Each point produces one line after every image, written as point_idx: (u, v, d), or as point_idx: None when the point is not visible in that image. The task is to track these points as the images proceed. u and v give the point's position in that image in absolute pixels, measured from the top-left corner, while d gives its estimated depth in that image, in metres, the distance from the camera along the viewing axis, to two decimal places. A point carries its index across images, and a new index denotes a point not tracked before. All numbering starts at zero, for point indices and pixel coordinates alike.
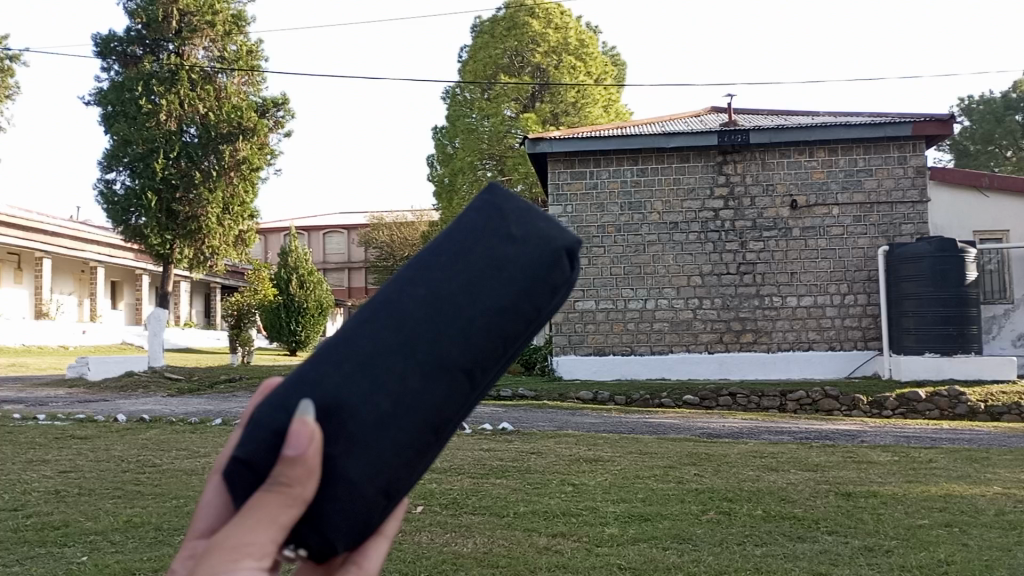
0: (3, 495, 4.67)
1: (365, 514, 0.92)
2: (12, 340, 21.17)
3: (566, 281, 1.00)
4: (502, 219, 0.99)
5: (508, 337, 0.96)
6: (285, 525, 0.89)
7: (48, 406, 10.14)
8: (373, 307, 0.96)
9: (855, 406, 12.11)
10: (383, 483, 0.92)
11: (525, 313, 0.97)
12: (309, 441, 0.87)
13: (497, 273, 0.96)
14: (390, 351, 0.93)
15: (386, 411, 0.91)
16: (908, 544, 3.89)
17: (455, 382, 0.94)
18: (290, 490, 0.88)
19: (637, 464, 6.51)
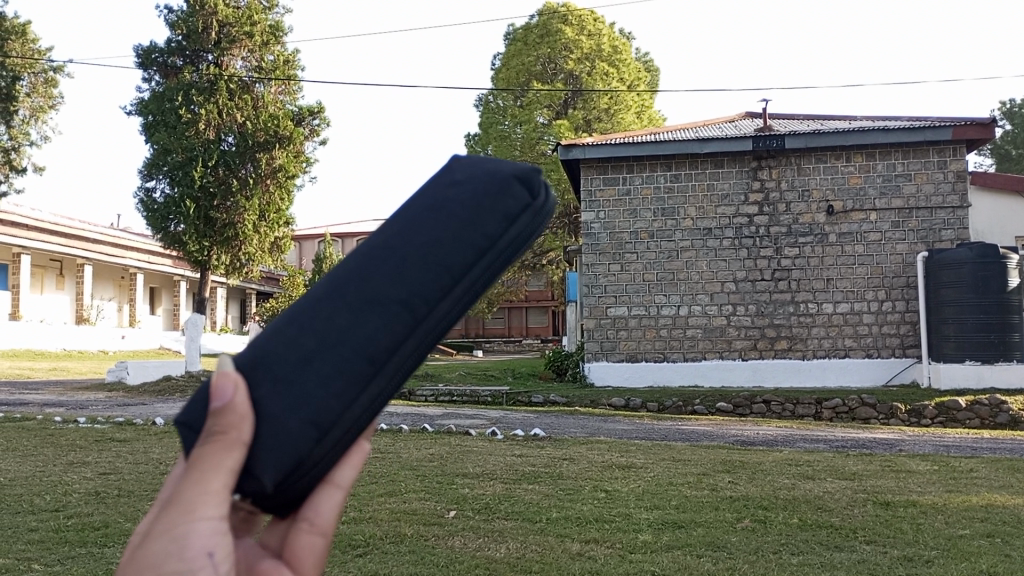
0: (44, 497, 4.76)
1: (296, 444, 1.12)
2: (53, 345, 21.63)
3: (514, 212, 1.25)
4: (443, 179, 1.29)
5: (442, 265, 1.21)
6: (231, 469, 1.11)
7: (89, 409, 10.35)
8: (336, 266, 1.27)
9: (893, 415, 11.90)
10: (306, 414, 1.13)
11: (468, 242, 1.22)
12: (235, 391, 1.12)
13: (429, 220, 1.24)
14: (335, 292, 1.21)
15: (317, 348, 1.16)
16: (948, 554, 3.81)
17: (392, 311, 1.19)
18: (227, 435, 1.10)
19: (670, 471, 6.46)
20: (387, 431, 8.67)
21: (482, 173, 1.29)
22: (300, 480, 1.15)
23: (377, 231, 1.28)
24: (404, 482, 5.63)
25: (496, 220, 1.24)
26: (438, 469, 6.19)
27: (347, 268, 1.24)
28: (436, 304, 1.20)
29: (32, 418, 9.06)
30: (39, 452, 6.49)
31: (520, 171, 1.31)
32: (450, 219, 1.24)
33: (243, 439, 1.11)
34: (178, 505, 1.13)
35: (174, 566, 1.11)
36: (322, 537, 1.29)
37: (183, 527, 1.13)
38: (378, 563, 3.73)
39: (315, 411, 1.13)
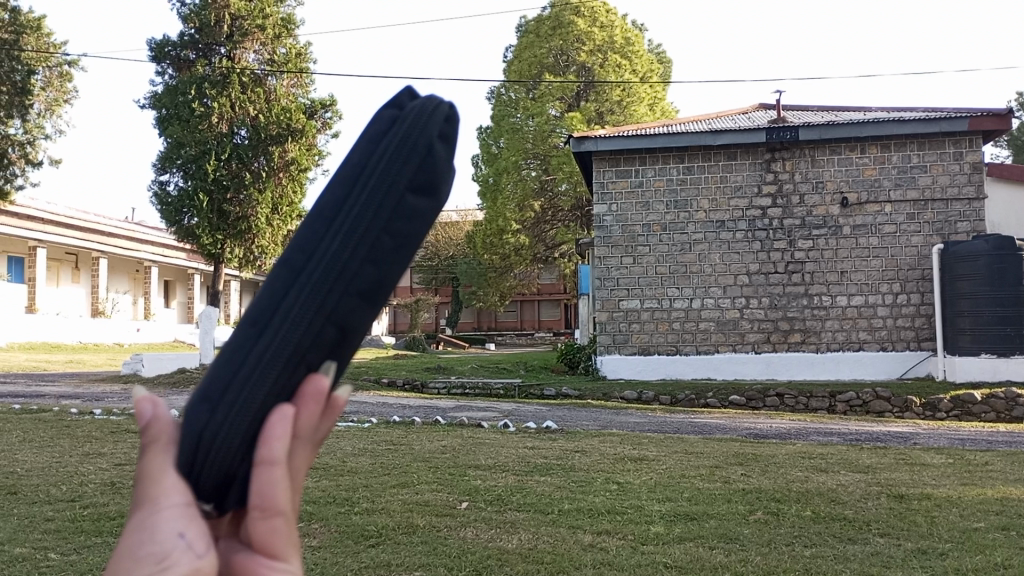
0: (60, 487, 4.81)
1: (197, 429, 0.83)
2: (69, 337, 21.80)
3: (396, 122, 0.90)
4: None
5: (316, 212, 0.90)
6: (163, 463, 0.84)
7: (104, 401, 10.44)
8: None
9: (908, 408, 11.87)
10: (200, 391, 0.85)
11: (342, 180, 0.90)
12: (151, 406, 0.89)
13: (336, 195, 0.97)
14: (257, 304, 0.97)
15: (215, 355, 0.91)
16: (963, 547, 3.79)
17: (273, 279, 0.89)
18: (154, 440, 0.85)
19: (683, 464, 6.45)
20: (399, 423, 8.69)
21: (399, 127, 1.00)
22: (218, 458, 0.83)
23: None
24: (417, 474, 5.65)
25: (368, 142, 0.91)
26: (451, 461, 6.19)
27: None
28: (313, 248, 0.87)
29: (49, 409, 9.15)
30: (55, 443, 6.55)
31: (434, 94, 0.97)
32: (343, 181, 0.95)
33: (169, 438, 0.86)
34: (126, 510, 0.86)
35: (143, 556, 0.83)
36: (286, 519, 0.88)
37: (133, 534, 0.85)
38: (390, 554, 3.75)
39: (209, 382, 0.85)
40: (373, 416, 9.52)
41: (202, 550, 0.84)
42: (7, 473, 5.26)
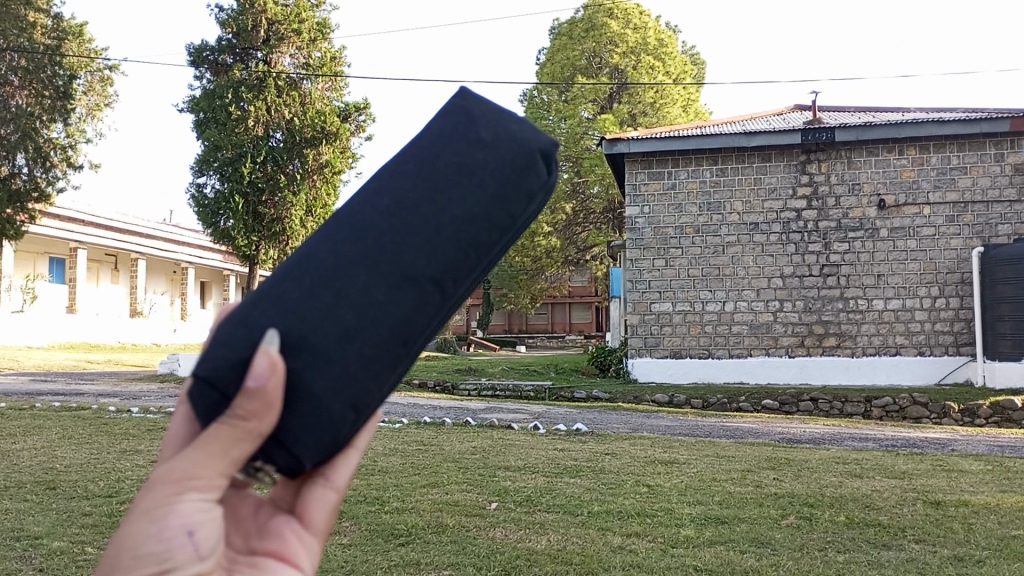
0: (99, 482, 4.91)
1: (332, 429, 1.16)
2: (109, 337, 22.22)
3: (540, 186, 1.36)
4: (467, 140, 1.34)
5: (477, 236, 1.28)
6: (240, 455, 1.13)
7: (142, 399, 10.59)
8: (351, 224, 1.28)
9: (945, 415, 11.61)
10: (347, 399, 1.17)
11: (499, 222, 1.30)
12: (270, 374, 1.10)
13: (458, 189, 1.28)
14: (360, 263, 1.22)
15: (353, 323, 1.18)
16: (1001, 554, 3.72)
17: (425, 289, 1.24)
18: (247, 424, 1.11)
19: (714, 467, 6.40)
20: (430, 423, 8.70)
21: (502, 141, 1.35)
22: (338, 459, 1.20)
23: (396, 178, 1.32)
24: (446, 474, 5.67)
25: (519, 193, 1.33)
26: (480, 462, 6.21)
27: (374, 227, 1.26)
28: (465, 278, 1.28)
29: (87, 406, 9.33)
30: (93, 440, 6.65)
31: (537, 141, 1.38)
32: (475, 192, 1.29)
33: (264, 412, 1.11)
34: (166, 479, 1.15)
35: (148, 553, 1.13)
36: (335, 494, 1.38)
37: (169, 504, 1.16)
38: (419, 552, 3.77)
39: (356, 396, 1.18)
40: (405, 416, 9.56)
41: (205, 550, 1.18)
42: (47, 468, 5.37)
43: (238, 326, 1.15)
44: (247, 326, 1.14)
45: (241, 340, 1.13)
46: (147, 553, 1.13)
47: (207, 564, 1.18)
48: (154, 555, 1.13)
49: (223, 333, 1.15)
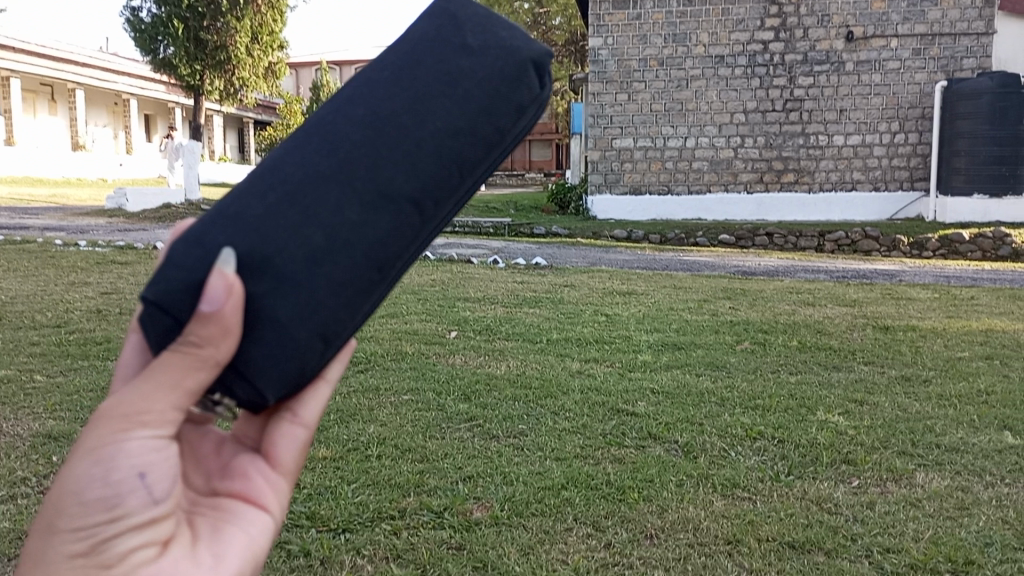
0: (45, 313, 4.78)
1: (300, 357, 1.03)
2: (53, 172, 21.37)
3: (533, 100, 1.18)
4: (452, 46, 1.17)
5: (459, 152, 1.12)
6: (195, 388, 1.01)
7: (90, 234, 10.27)
8: (319, 136, 1.12)
9: (895, 247, 11.85)
10: (316, 325, 1.04)
11: (486, 136, 1.14)
12: (226, 297, 0.97)
13: (440, 99, 1.12)
14: (328, 177, 1.07)
15: (321, 246, 1.03)
16: (946, 373, 3.85)
17: (403, 210, 1.09)
18: (202, 351, 0.98)
19: (671, 298, 6.49)
20: None
21: (493, 48, 1.17)
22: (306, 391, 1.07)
23: (373, 87, 1.16)
24: (405, 305, 5.65)
25: (509, 106, 1.16)
26: (439, 294, 6.20)
27: (347, 138, 1.10)
28: (446, 199, 1.13)
29: (33, 240, 9.02)
30: (38, 274, 6.44)
31: (532, 48, 1.20)
32: (459, 105, 1.12)
33: (220, 336, 0.98)
34: (108, 413, 1.01)
35: (93, 499, 1.00)
36: (306, 431, 1.26)
37: (118, 443, 1.01)
38: (379, 378, 3.77)
39: (326, 324, 1.05)
40: None
41: (159, 493, 1.05)
42: None
43: (192, 243, 1.01)
44: (202, 244, 1.00)
45: (194, 261, 0.99)
46: (96, 497, 1.00)
47: (163, 508, 1.05)
48: (102, 500, 1.00)
49: (174, 252, 1.01)
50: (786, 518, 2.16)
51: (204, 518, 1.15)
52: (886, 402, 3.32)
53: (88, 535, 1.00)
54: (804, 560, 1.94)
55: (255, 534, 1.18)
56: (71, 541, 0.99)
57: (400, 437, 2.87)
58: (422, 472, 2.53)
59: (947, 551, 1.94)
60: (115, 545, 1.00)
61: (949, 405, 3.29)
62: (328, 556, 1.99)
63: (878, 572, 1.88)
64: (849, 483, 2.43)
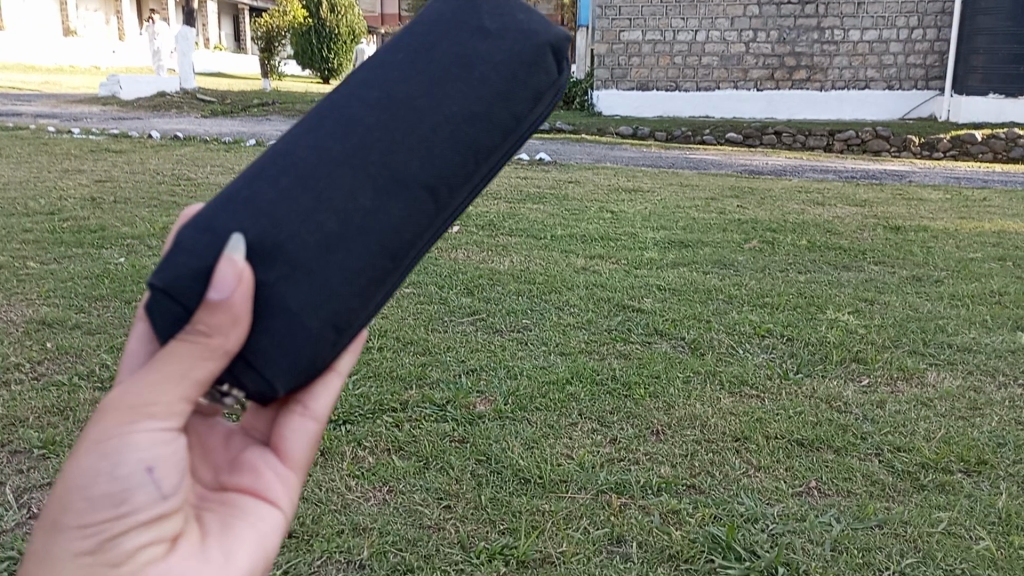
0: (38, 201, 4.64)
1: (313, 349, 0.93)
2: (44, 60, 20.74)
3: (551, 84, 1.06)
4: (467, 25, 1.03)
5: (474, 140, 1.00)
6: (205, 379, 0.89)
7: (82, 122, 9.98)
8: (325, 121, 0.99)
9: (905, 148, 11.54)
10: (329, 314, 0.93)
11: (503, 121, 1.01)
12: (236, 285, 0.86)
13: (456, 83, 0.99)
14: (337, 164, 0.95)
15: (336, 232, 0.93)
16: (957, 274, 3.77)
17: (416, 198, 0.97)
18: (210, 340, 0.87)
19: (678, 196, 6.33)
20: None
21: (510, 28, 1.03)
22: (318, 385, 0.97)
23: (388, 68, 1.03)
24: None
25: (527, 91, 1.03)
26: None
27: (360, 123, 0.98)
28: (461, 185, 1.01)
29: (24, 128, 8.75)
30: (32, 160, 6.30)
31: (553, 30, 1.06)
32: (477, 90, 1.00)
33: (229, 324, 0.87)
34: (112, 405, 0.89)
35: (99, 495, 0.87)
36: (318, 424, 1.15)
37: (125, 434, 0.88)
38: None
39: (340, 315, 0.94)
40: None
41: (169, 489, 0.93)
42: None
43: (202, 228, 0.90)
44: (211, 231, 0.89)
45: (201, 248, 0.88)
46: (104, 491, 0.87)
47: (173, 502, 0.93)
48: (109, 495, 0.88)
49: (181, 239, 0.90)
50: (794, 416, 2.12)
51: (213, 514, 1.02)
52: (897, 302, 3.26)
53: (95, 532, 0.87)
54: (812, 457, 1.90)
55: (267, 534, 1.05)
56: (76, 539, 0.87)
57: (401, 330, 2.82)
58: (424, 365, 2.49)
59: (958, 452, 1.91)
60: (122, 545, 0.88)
61: (961, 306, 3.23)
62: (328, 447, 1.95)
63: (889, 470, 1.84)
64: (858, 382, 2.39)
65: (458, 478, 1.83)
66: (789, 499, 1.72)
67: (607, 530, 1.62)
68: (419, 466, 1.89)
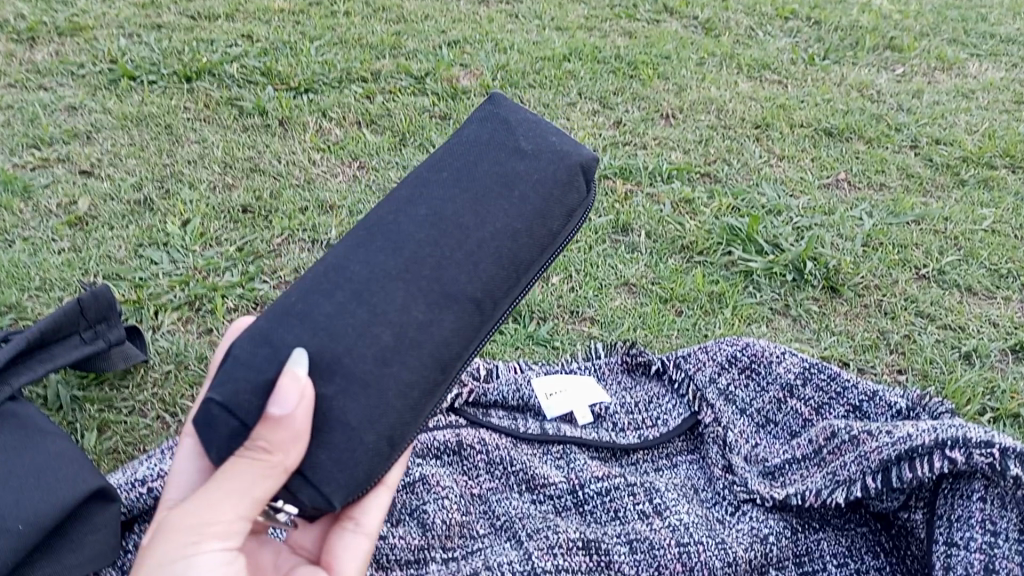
0: None
1: (370, 468, 0.68)
2: None
3: (582, 202, 0.86)
4: (503, 143, 0.84)
5: (515, 253, 0.78)
6: (264, 501, 0.65)
7: None
8: (359, 239, 0.76)
9: None
10: (386, 428, 0.69)
11: (541, 237, 0.81)
12: (300, 401, 0.64)
13: (500, 198, 0.79)
14: (385, 278, 0.72)
15: (390, 345, 0.69)
16: None
17: (462, 313, 0.74)
18: (271, 457, 0.64)
19: None
20: None
21: (544, 148, 0.84)
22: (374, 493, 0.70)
23: (427, 184, 0.80)
24: None
25: (563, 207, 0.83)
26: None
27: (407, 240, 0.75)
28: (505, 297, 0.78)
29: None
30: None
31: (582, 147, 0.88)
32: (519, 207, 0.80)
33: (291, 439, 0.64)
34: (167, 527, 0.65)
35: None
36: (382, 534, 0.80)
37: (186, 556, 0.64)
38: None
39: (398, 427, 0.70)
40: None
41: None
42: None
43: (256, 338, 0.68)
44: (269, 342, 0.67)
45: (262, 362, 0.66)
46: None
47: None
48: None
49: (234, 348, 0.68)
50: (821, 105, 1.86)
51: None
52: None
53: None
54: (842, 148, 1.69)
55: None
56: None
57: None
58: (398, 34, 2.05)
59: (1003, 147, 1.70)
60: None
61: None
62: (288, 118, 1.66)
63: (926, 164, 1.65)
64: (892, 72, 2.12)
65: None
66: (815, 192, 1.53)
67: (613, 219, 1.42)
68: (395, 142, 1.63)
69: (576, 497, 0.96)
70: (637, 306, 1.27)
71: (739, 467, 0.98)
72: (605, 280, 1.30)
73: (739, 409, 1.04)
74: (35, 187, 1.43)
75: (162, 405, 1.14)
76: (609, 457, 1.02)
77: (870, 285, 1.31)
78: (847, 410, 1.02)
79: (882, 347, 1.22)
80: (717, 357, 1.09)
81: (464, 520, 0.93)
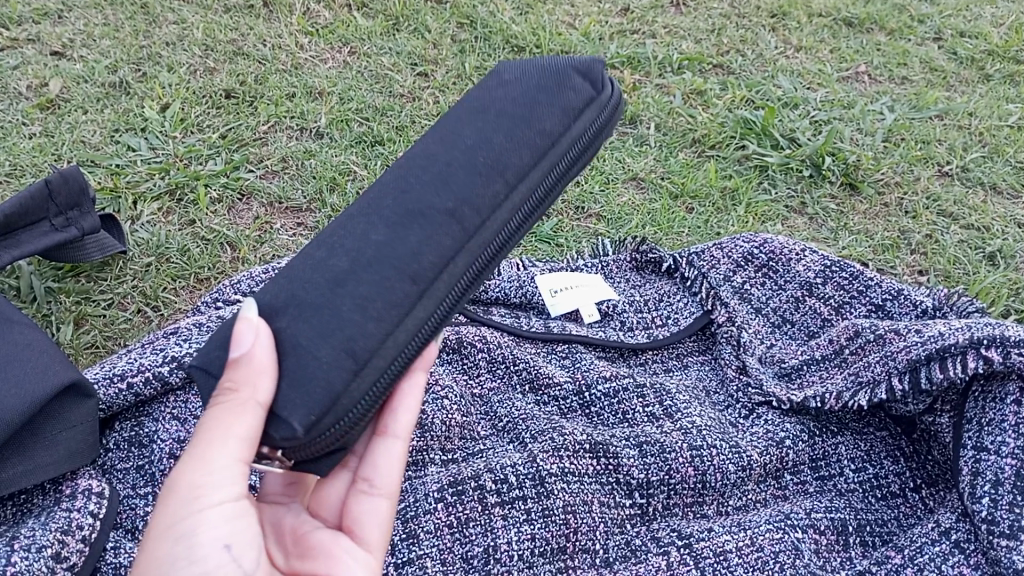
0: None
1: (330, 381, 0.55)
2: None
3: (587, 101, 0.69)
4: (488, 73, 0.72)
5: (495, 156, 0.63)
6: (254, 442, 0.56)
7: None
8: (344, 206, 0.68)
9: None
10: (342, 340, 0.56)
11: (529, 138, 0.65)
12: (257, 337, 0.56)
13: (472, 110, 0.66)
14: (347, 216, 0.62)
15: (344, 267, 0.58)
16: None
17: (430, 223, 0.60)
18: (239, 395, 0.55)
19: None
20: None
21: (528, 62, 0.71)
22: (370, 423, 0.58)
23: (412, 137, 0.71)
24: None
25: (554, 105, 0.67)
26: None
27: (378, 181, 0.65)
28: (491, 204, 0.62)
29: None
30: None
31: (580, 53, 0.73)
32: (494, 114, 0.66)
33: (257, 372, 0.55)
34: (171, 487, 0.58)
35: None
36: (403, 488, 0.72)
37: (195, 513, 0.57)
38: None
39: (360, 336, 0.56)
40: None
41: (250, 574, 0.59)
42: None
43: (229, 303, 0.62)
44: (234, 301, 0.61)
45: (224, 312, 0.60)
46: None
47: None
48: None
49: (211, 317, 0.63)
50: None
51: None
52: None
53: None
54: (862, 39, 1.59)
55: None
56: None
57: None
58: None
59: None
60: None
61: None
62: None
63: (950, 57, 1.56)
64: None
65: (436, 43, 1.51)
66: (834, 85, 1.46)
67: (620, 109, 1.35)
68: (387, 27, 1.53)
69: (583, 398, 0.93)
70: (645, 202, 1.22)
71: (754, 368, 0.94)
72: (613, 176, 1.25)
73: (754, 308, 1.01)
74: (4, 69, 1.35)
75: (143, 298, 1.09)
76: (616, 358, 0.98)
77: (891, 182, 1.26)
78: (870, 309, 0.98)
79: (902, 247, 1.18)
80: (733, 254, 1.05)
81: (465, 421, 0.89)
